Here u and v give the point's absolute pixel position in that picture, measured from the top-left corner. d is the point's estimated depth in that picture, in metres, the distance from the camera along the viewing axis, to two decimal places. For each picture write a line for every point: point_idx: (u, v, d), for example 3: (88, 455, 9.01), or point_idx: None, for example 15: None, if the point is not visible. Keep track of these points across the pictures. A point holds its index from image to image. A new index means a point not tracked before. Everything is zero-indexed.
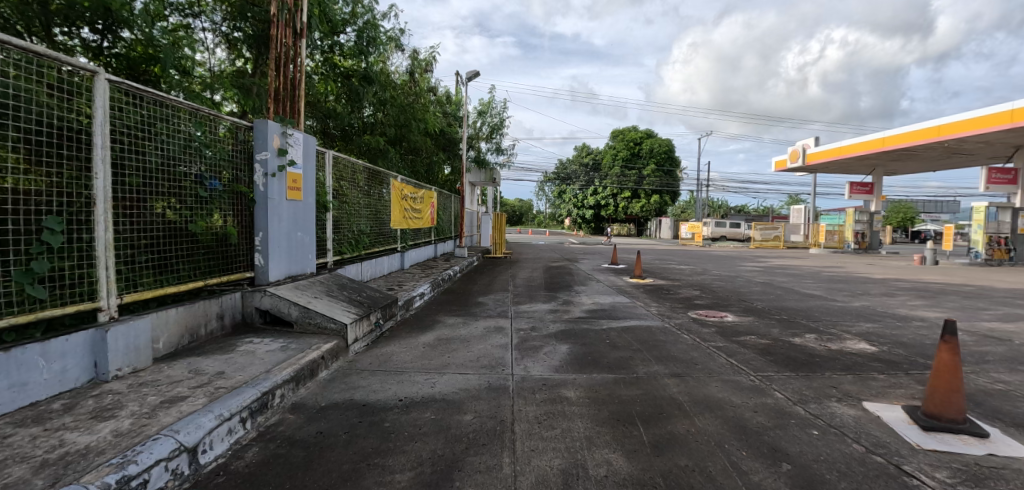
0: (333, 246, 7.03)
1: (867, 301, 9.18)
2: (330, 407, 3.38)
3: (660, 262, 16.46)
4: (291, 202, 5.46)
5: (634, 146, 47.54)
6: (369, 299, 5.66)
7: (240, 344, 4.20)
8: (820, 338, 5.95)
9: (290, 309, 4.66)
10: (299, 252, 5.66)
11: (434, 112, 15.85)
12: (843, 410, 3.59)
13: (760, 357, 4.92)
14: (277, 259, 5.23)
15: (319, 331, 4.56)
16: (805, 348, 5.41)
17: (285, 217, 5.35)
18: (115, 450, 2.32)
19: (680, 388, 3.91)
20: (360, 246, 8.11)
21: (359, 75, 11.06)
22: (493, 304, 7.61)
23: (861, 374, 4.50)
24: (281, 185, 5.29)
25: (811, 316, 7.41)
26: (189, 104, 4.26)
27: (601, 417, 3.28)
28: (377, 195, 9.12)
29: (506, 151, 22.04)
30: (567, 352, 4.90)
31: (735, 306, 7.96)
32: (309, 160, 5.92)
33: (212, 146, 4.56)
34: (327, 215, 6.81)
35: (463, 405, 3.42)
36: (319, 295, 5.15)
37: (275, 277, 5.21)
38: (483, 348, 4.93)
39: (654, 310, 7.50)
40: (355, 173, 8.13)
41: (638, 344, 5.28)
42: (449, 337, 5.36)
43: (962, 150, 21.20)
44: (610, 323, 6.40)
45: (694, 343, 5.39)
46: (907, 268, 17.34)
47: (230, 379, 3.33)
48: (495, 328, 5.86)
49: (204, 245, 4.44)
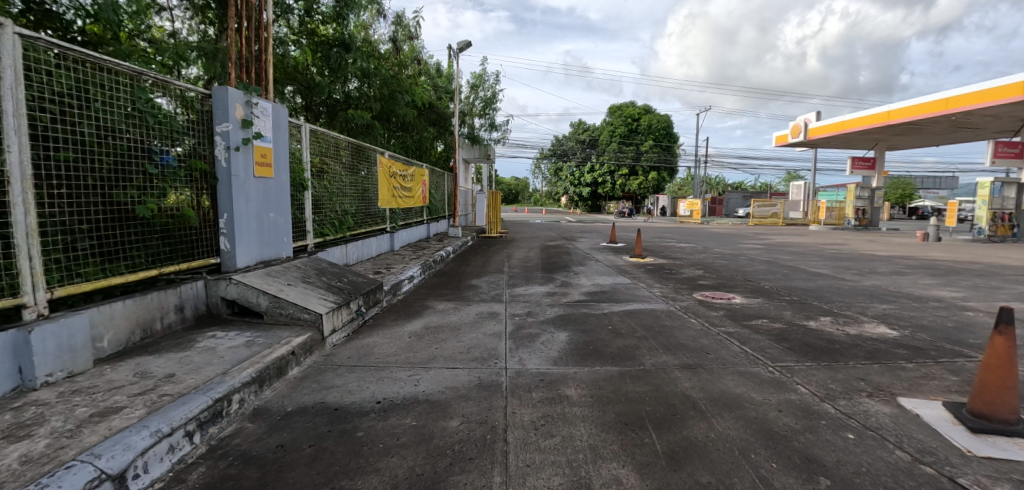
0: (313, 227, 6.50)
1: (877, 280, 8.82)
2: (297, 412, 2.94)
3: (658, 240, 16.08)
4: (259, 179, 4.88)
5: (632, 121, 46.51)
6: (351, 285, 5.17)
7: (200, 339, 3.73)
8: (836, 321, 5.58)
9: (259, 299, 4.14)
10: (272, 234, 5.12)
11: (423, 85, 15.06)
12: (876, 408, 3.22)
13: (776, 345, 4.51)
14: (244, 243, 4.67)
15: (292, 322, 4.07)
16: (823, 334, 5.03)
17: (253, 197, 4.79)
18: (16, 483, 1.89)
19: (692, 382, 3.52)
20: (344, 227, 7.56)
21: (338, 43, 10.35)
22: (487, 287, 7.19)
23: (888, 363, 4.12)
24: (248, 160, 4.71)
25: (822, 297, 7.05)
26: (129, 66, 3.66)
27: (606, 421, 2.87)
28: (363, 173, 8.58)
29: (499, 127, 21.27)
30: (567, 341, 4.48)
31: (742, 287, 7.58)
32: (280, 133, 5.33)
33: (162, 117, 3.97)
34: (305, 194, 6.26)
35: (449, 408, 3.00)
36: (294, 280, 4.64)
37: (245, 263, 4.68)
38: (475, 337, 4.50)
39: (657, 291, 7.11)
40: (336, 149, 7.58)
41: (642, 330, 4.86)
42: (438, 325, 4.93)
43: (968, 123, 20.63)
44: (612, 307, 5.97)
45: (703, 328, 4.99)
46: (910, 245, 17.03)
47: (178, 384, 2.88)
48: (489, 314, 5.42)
49: (158, 227, 3.93)
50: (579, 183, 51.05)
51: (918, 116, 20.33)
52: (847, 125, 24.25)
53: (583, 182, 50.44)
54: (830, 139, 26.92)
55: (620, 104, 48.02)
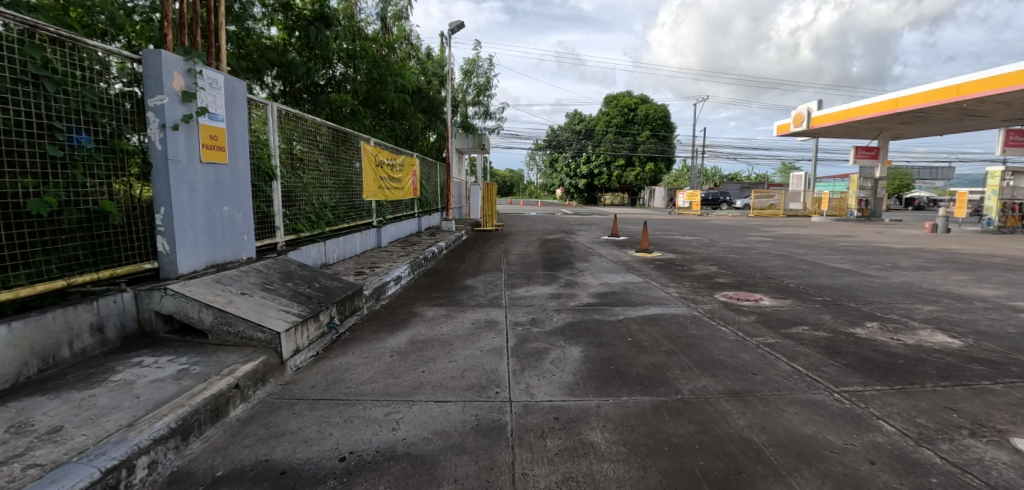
0: (284, 223, 5.66)
1: (906, 276, 8.11)
2: (228, 478, 2.15)
3: (661, 233, 15.35)
4: (208, 165, 4.02)
5: (629, 111, 45.72)
6: (323, 292, 4.35)
7: (120, 370, 2.92)
8: (885, 328, 4.85)
9: (201, 314, 3.34)
10: (227, 232, 4.28)
11: (412, 70, 14.10)
12: (991, 454, 2.49)
13: (830, 362, 3.77)
14: (188, 243, 3.82)
15: (243, 343, 3.27)
16: (877, 345, 4.29)
17: (200, 187, 3.92)
18: None
19: (749, 419, 2.76)
20: (323, 222, 6.70)
21: (314, 17, 9.38)
22: (483, 289, 6.40)
23: (972, 386, 3.39)
24: (192, 141, 3.84)
25: (857, 296, 6.33)
26: (17, 16, 2.75)
27: (650, 487, 2.10)
28: (344, 161, 7.70)
29: (494, 115, 20.38)
30: (582, 358, 3.71)
31: (765, 286, 6.86)
32: (236, 110, 4.43)
33: (66, 85, 3.08)
34: (273, 185, 5.41)
35: (436, 469, 2.22)
36: (250, 288, 3.81)
37: (190, 268, 3.84)
38: (470, 355, 3.73)
39: (674, 291, 6.35)
40: (312, 134, 6.69)
41: (669, 343, 4.10)
42: (427, 339, 4.14)
43: (977, 111, 20.01)
44: (627, 311, 5.21)
45: (738, 339, 4.25)
46: (921, 237, 16.40)
47: (59, 446, 2.08)
48: (486, 323, 4.64)
49: (65, 226, 3.07)
50: (574, 175, 50.18)
51: (926, 103, 19.65)
52: (851, 113, 23.49)
53: (579, 174, 49.55)
54: (832, 129, 26.26)
55: (616, 94, 47.09)
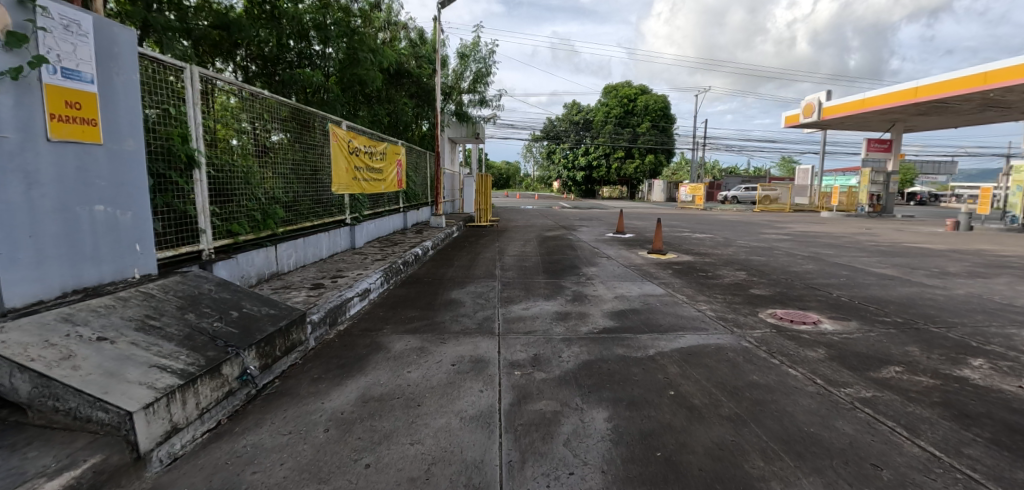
0: (212, 224, 4.40)
1: (968, 287, 6.90)
2: None
3: (670, 230, 14.14)
4: (64, 144, 2.75)
5: (629, 102, 44.18)
6: (241, 324, 3.10)
7: None
8: (999, 370, 3.65)
9: (13, 381, 2.09)
10: (102, 241, 3.03)
11: (396, 50, 12.73)
12: None
13: (971, 440, 2.58)
14: (24, 262, 2.55)
15: (78, 428, 2.04)
16: (1009, 400, 3.10)
17: (45, 176, 2.65)
18: None
19: None
20: (273, 221, 5.43)
21: None
22: (471, 304, 5.17)
23: None
24: (28, 106, 2.55)
25: (931, 316, 5.14)
26: None
27: None
28: (308, 146, 6.43)
29: (490, 104, 18.99)
30: (610, 434, 2.49)
31: (814, 300, 5.66)
32: (116, 67, 3.15)
33: None
34: (195, 175, 4.15)
35: None
36: (116, 329, 2.56)
37: (30, 297, 2.58)
38: (446, 427, 2.51)
39: (707, 309, 5.15)
40: (265, 112, 5.42)
41: (729, 401, 2.91)
42: (386, 393, 2.91)
43: (1001, 101, 18.77)
44: (658, 342, 3.99)
45: (822, 395, 3.04)
46: (945, 235, 15.33)
47: None
48: (473, 364, 3.41)
49: None
50: (572, 167, 48.86)
51: (948, 93, 18.33)
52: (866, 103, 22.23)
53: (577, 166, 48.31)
54: (844, 120, 25.11)
55: (616, 84, 45.67)
